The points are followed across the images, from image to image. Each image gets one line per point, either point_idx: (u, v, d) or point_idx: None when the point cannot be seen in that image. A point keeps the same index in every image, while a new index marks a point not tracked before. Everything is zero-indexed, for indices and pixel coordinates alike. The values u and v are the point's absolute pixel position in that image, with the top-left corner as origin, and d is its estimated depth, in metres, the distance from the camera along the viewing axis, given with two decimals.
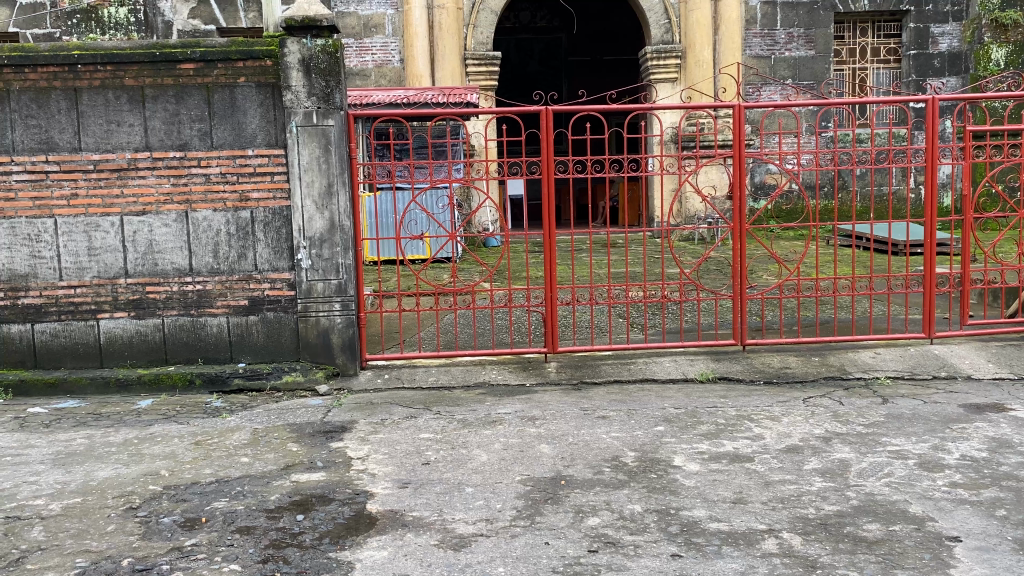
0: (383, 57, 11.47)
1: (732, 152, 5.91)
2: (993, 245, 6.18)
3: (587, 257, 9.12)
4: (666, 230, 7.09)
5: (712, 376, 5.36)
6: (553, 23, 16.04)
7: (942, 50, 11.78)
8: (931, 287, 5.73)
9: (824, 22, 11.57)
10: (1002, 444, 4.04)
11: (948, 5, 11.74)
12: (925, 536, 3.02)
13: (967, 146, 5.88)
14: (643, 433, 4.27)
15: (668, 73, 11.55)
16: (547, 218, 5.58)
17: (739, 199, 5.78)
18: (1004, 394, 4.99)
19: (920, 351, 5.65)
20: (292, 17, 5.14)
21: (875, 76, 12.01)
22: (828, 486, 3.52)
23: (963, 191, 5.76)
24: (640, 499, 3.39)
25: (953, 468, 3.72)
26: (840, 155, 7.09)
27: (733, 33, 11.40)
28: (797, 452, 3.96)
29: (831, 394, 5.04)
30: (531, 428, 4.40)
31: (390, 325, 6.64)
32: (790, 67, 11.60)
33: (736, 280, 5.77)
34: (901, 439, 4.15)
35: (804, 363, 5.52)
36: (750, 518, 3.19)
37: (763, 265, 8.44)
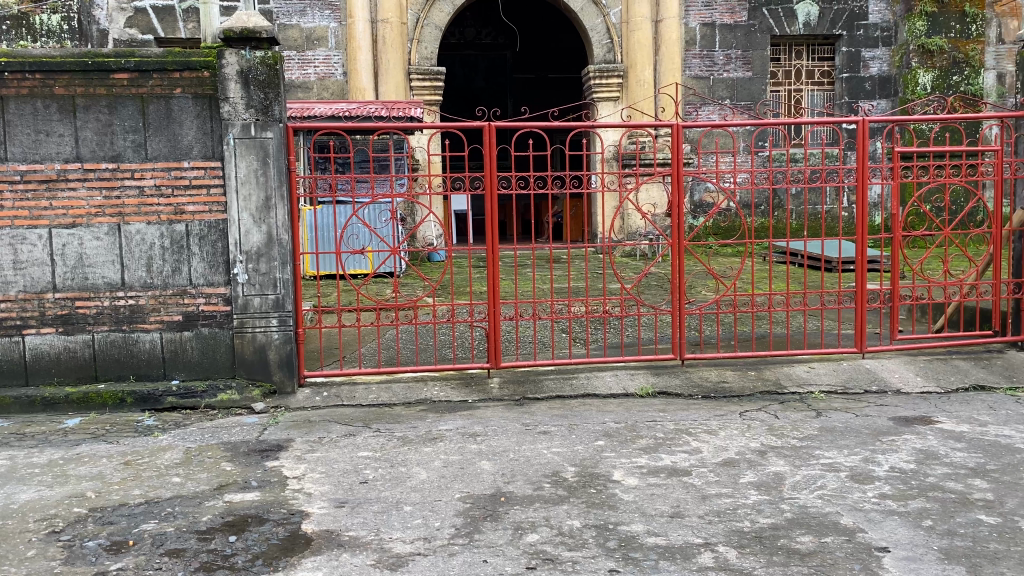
0: (326, 70, 11.39)
1: (671, 170, 5.99)
2: (921, 261, 6.34)
3: (530, 272, 9.14)
4: (607, 245, 7.15)
5: (652, 392, 5.42)
6: (499, 40, 16.12)
7: (872, 73, 12.14)
8: (862, 302, 5.88)
9: (761, 44, 11.86)
10: (928, 456, 4.18)
11: (877, 30, 12.12)
12: (855, 547, 3.09)
13: (895, 167, 6.06)
14: (583, 448, 4.28)
15: (610, 92, 11.72)
16: (490, 233, 5.57)
17: (678, 216, 5.89)
18: (931, 407, 5.17)
19: (852, 364, 5.80)
20: (230, 28, 5.06)
21: (810, 98, 12.34)
22: (763, 499, 3.58)
23: (892, 211, 5.94)
24: (579, 514, 3.39)
25: (883, 480, 3.82)
26: (776, 174, 7.25)
27: (672, 54, 11.65)
28: (734, 465, 4.02)
29: (767, 407, 5.14)
30: (472, 444, 4.38)
31: (329, 341, 6.55)
32: (727, 87, 11.86)
33: (675, 295, 5.85)
34: (834, 451, 4.25)
35: (740, 377, 5.61)
36: (687, 532, 3.22)
37: (702, 281, 8.56)
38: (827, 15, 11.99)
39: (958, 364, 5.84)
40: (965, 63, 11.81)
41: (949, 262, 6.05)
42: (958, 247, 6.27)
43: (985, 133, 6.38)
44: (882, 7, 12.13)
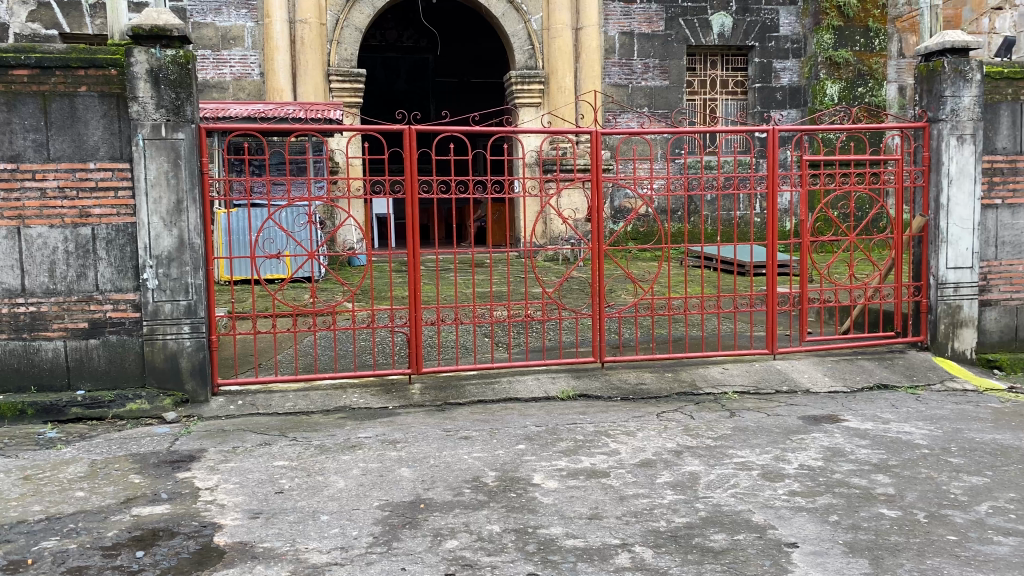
0: (242, 70, 11.13)
1: (591, 176, 6.07)
2: (827, 265, 6.58)
3: (452, 277, 9.12)
4: (529, 249, 7.19)
5: (573, 394, 5.48)
6: (420, 43, 16.18)
7: (783, 84, 12.55)
8: (773, 305, 6.07)
9: (678, 54, 12.13)
10: (835, 453, 4.34)
11: (788, 42, 12.55)
12: (766, 544, 3.18)
13: (803, 175, 6.27)
14: (504, 453, 4.29)
15: (531, 98, 11.80)
16: (411, 237, 5.53)
17: (597, 221, 5.96)
18: (838, 406, 5.37)
19: (764, 365, 5.99)
20: (139, 25, 4.90)
21: (724, 107, 12.71)
22: (679, 499, 3.65)
23: (800, 217, 6.15)
24: (499, 518, 3.39)
25: (792, 477, 3.95)
26: (691, 181, 7.43)
27: (592, 62, 11.80)
28: (651, 466, 4.09)
29: (683, 408, 5.25)
30: (391, 451, 4.33)
31: (244, 348, 6.39)
32: (646, 96, 12.10)
33: (595, 299, 5.92)
34: (747, 450, 4.37)
35: (658, 379, 5.73)
36: (604, 533, 3.26)
37: (621, 285, 8.68)
38: (740, 27, 12.36)
39: (863, 364, 6.09)
40: (869, 75, 12.36)
41: (854, 266, 6.30)
42: (862, 251, 6.53)
43: (887, 144, 6.66)
44: (792, 20, 12.55)
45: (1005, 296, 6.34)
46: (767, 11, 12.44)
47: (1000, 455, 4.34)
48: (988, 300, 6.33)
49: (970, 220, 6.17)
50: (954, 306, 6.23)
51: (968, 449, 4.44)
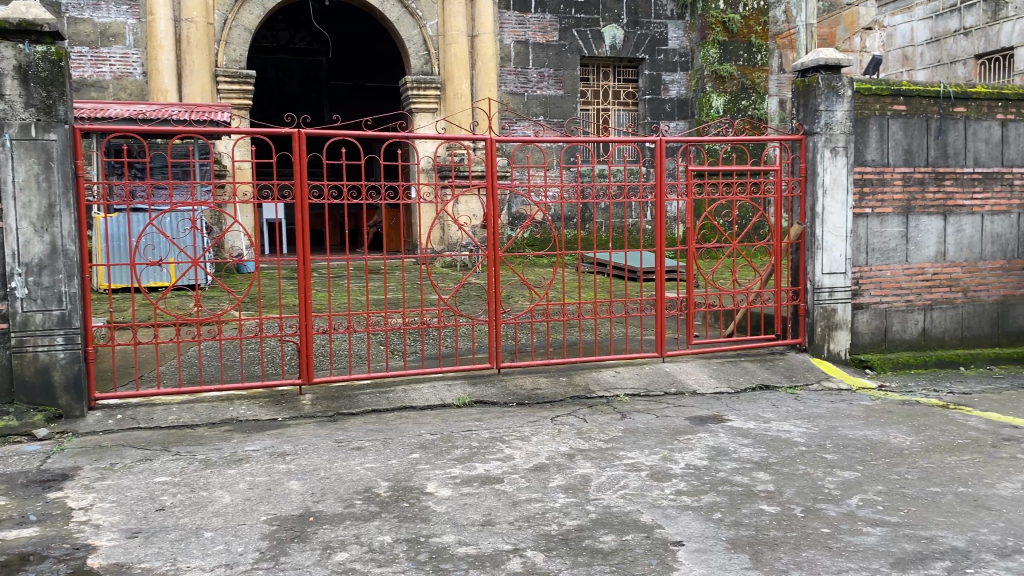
0: (123, 69, 10.64)
1: (485, 182, 6.09)
2: (713, 271, 6.82)
3: (345, 283, 8.97)
4: (424, 256, 7.16)
5: (468, 401, 5.48)
6: (313, 45, 15.84)
7: (671, 96, 12.97)
8: (662, 310, 6.24)
9: (571, 64, 12.35)
10: (720, 452, 4.50)
11: (676, 55, 12.97)
12: (653, 543, 3.26)
13: (690, 184, 6.47)
14: (397, 462, 4.25)
15: (427, 103, 11.77)
16: (302, 244, 5.42)
17: (493, 228, 6.00)
18: (723, 406, 5.58)
19: (654, 368, 6.16)
20: (5, 19, 4.63)
21: (616, 117, 13.01)
22: (570, 501, 3.71)
23: (687, 225, 6.35)
24: (390, 529, 3.36)
25: (679, 476, 4.07)
26: (583, 189, 7.58)
27: (487, 69, 11.88)
28: (544, 470, 4.14)
29: (576, 412, 5.34)
30: (280, 464, 4.23)
31: (123, 360, 6.10)
32: (541, 104, 12.25)
33: (491, 305, 5.95)
34: (636, 452, 4.48)
35: (553, 383, 5.80)
36: (496, 539, 3.27)
37: (518, 292, 8.74)
38: (631, 39, 12.69)
39: (746, 365, 6.35)
40: (752, 89, 12.91)
41: (738, 272, 6.55)
42: (746, 258, 6.80)
43: (767, 155, 6.97)
44: (680, 34, 12.99)
45: (875, 299, 6.73)
46: (657, 24, 12.83)
47: (870, 450, 4.60)
48: (861, 303, 6.70)
49: (843, 227, 6.52)
50: (829, 309, 6.57)
51: (841, 445, 4.69)
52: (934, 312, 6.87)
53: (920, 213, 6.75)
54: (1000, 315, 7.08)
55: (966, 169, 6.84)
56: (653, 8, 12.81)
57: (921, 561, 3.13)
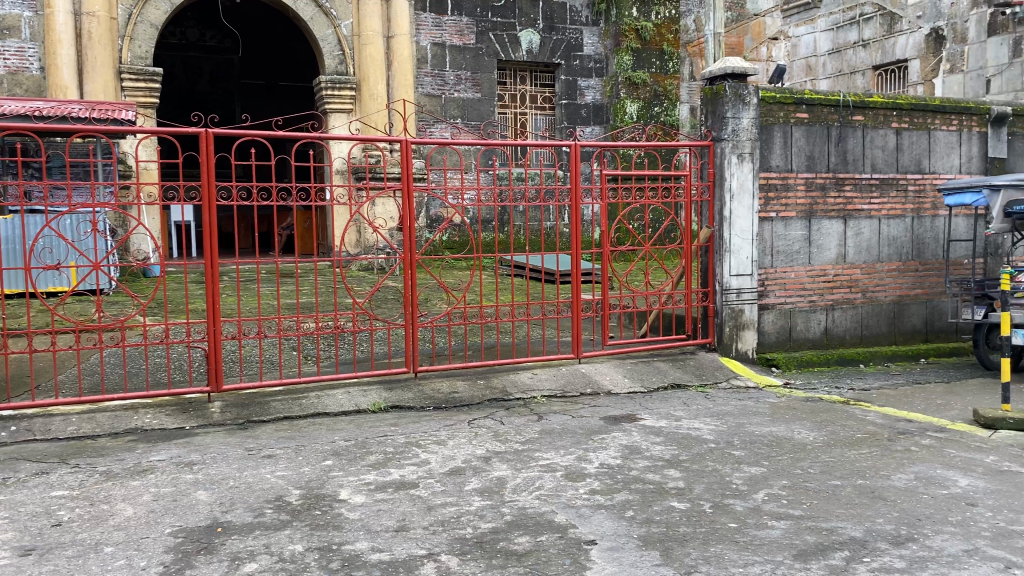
0: (18, 64, 10.12)
1: (401, 185, 6.05)
2: (628, 273, 6.93)
3: (257, 287, 8.76)
4: (339, 259, 7.05)
5: (384, 406, 5.43)
6: (224, 43, 15.46)
7: (587, 101, 13.14)
8: (578, 312, 6.32)
9: (488, 67, 12.36)
10: (633, 451, 4.58)
11: (591, 61, 13.15)
12: (567, 543, 3.30)
13: (604, 188, 6.57)
14: (310, 470, 4.17)
15: (341, 104, 11.60)
16: (210, 247, 5.27)
17: (408, 230, 5.95)
18: (637, 405, 5.68)
19: (570, 370, 6.22)
20: None
21: (533, 121, 13.10)
22: (485, 504, 3.71)
23: (602, 228, 6.44)
24: (302, 537, 3.30)
25: (593, 476, 4.12)
26: (499, 192, 7.61)
27: (404, 71, 11.83)
28: (459, 474, 4.13)
29: (493, 414, 5.35)
30: (187, 474, 4.10)
31: (18, 369, 5.81)
32: (459, 107, 12.22)
33: (407, 309, 5.90)
34: (552, 453, 4.52)
35: (470, 387, 5.79)
36: (410, 545, 3.25)
37: (435, 295, 8.70)
38: (547, 44, 12.81)
39: (659, 365, 6.48)
40: (664, 96, 13.21)
41: (651, 273, 6.68)
42: (659, 260, 6.95)
43: (678, 160, 7.13)
44: (595, 40, 13.17)
45: (780, 300, 6.98)
46: (572, 30, 12.99)
47: (775, 445, 4.77)
48: (767, 304, 6.93)
49: (750, 231, 6.73)
50: (737, 310, 6.77)
51: (748, 441, 4.84)
52: (835, 312, 7.17)
53: (821, 217, 7.04)
54: (896, 314, 7.44)
55: (864, 175, 7.16)
56: (568, 15, 12.95)
57: (822, 552, 3.26)
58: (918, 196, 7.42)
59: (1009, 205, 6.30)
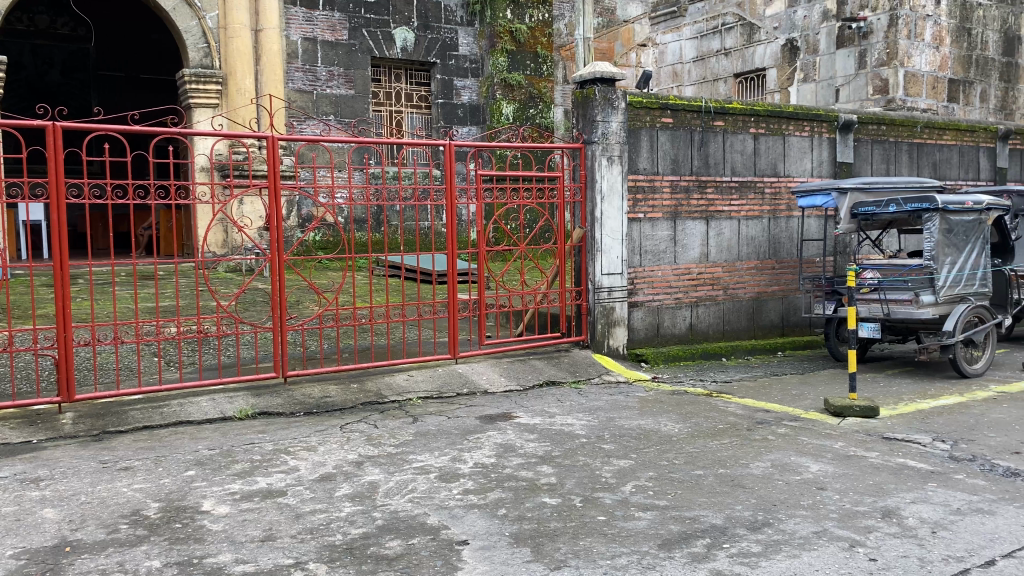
0: None
1: (268, 183, 5.87)
2: (503, 273, 6.97)
3: (116, 290, 8.29)
4: (204, 260, 6.77)
5: (252, 413, 5.26)
6: (77, 31, 14.58)
7: (463, 101, 13.15)
8: (453, 312, 6.31)
9: (362, 64, 12.19)
10: (507, 449, 4.62)
11: (467, 61, 13.18)
12: (439, 544, 3.29)
13: (478, 188, 6.59)
14: (170, 481, 3.98)
15: (208, 99, 11.17)
16: (59, 248, 4.94)
17: (276, 230, 5.79)
18: (511, 404, 5.74)
19: (446, 370, 6.21)
20: None
21: (410, 120, 12.96)
22: (356, 510, 3.65)
23: (477, 227, 6.46)
24: (159, 553, 3.14)
25: (467, 476, 4.13)
26: (373, 192, 7.52)
27: (273, 64, 11.46)
28: (330, 480, 4.04)
29: (367, 418, 5.27)
30: (33, 491, 3.83)
31: None
32: (331, 104, 11.98)
33: (275, 311, 5.73)
34: (426, 454, 4.50)
35: (343, 391, 5.68)
36: (277, 554, 3.16)
37: (306, 296, 8.49)
38: (421, 43, 12.73)
39: (535, 363, 6.57)
40: (539, 98, 13.39)
41: (526, 273, 6.75)
42: (533, 259, 7.03)
43: (551, 161, 7.24)
44: (470, 41, 13.20)
45: (649, 297, 7.20)
46: (447, 30, 12.95)
47: (643, 438, 4.92)
48: (636, 302, 7.14)
49: (619, 231, 6.92)
50: (608, 308, 6.95)
51: (619, 435, 4.97)
52: (699, 309, 7.47)
53: (686, 217, 7.32)
54: (755, 310, 7.83)
55: (724, 177, 7.51)
56: (443, 14, 12.92)
57: (684, 540, 3.38)
58: (774, 198, 7.84)
59: (857, 206, 6.75)
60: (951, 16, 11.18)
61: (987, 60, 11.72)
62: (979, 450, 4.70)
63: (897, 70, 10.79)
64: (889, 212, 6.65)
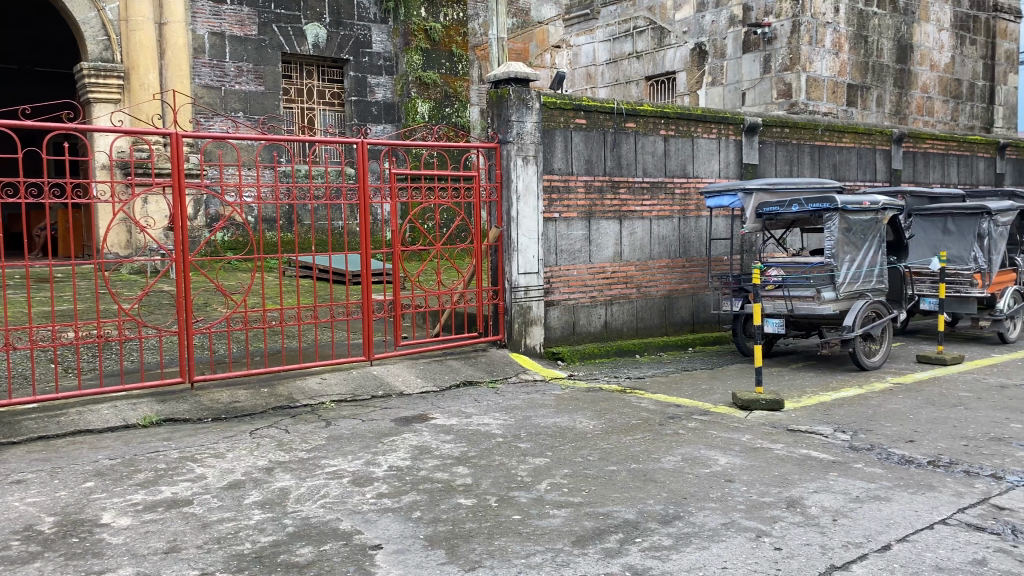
0: None
1: (171, 181, 5.66)
2: (418, 273, 6.91)
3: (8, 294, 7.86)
4: (105, 262, 6.48)
5: (156, 420, 5.07)
6: None
7: (378, 99, 13.02)
8: (368, 313, 6.21)
9: (272, 59, 11.92)
10: (422, 451, 4.58)
11: (381, 59, 13.04)
12: (351, 550, 3.23)
13: (393, 187, 6.51)
14: (67, 494, 3.80)
15: (108, 93, 10.72)
16: None
17: (181, 230, 5.59)
18: (427, 405, 5.70)
19: (361, 372, 6.12)
20: None
21: (322, 117, 12.71)
22: (266, 517, 3.56)
23: (392, 227, 6.37)
24: (54, 570, 2.99)
25: (381, 480, 4.08)
26: (284, 191, 7.34)
27: (179, 60, 11.09)
28: (239, 487, 3.93)
29: (278, 423, 5.15)
30: None
31: None
32: (240, 100, 11.68)
33: (180, 314, 5.54)
34: (339, 459, 4.42)
35: (253, 395, 5.53)
36: (181, 566, 3.05)
37: (214, 297, 8.25)
38: (334, 40, 12.51)
39: (451, 363, 6.54)
40: (453, 98, 13.32)
41: (442, 272, 6.70)
42: (449, 259, 6.99)
43: (467, 160, 7.22)
44: (384, 38, 13.06)
45: (564, 296, 7.27)
46: (360, 27, 12.77)
47: (558, 436, 4.96)
48: (552, 301, 7.19)
49: (535, 231, 6.96)
50: (525, 307, 6.97)
51: (534, 434, 4.99)
52: (614, 307, 7.59)
53: (600, 217, 7.42)
54: (666, 308, 7.99)
55: (636, 178, 7.65)
56: (356, 10, 12.73)
57: (598, 536, 3.42)
58: (684, 198, 8.03)
59: (762, 206, 6.97)
60: (848, 24, 11.67)
61: (881, 67, 12.27)
62: (876, 440, 4.92)
63: (799, 75, 11.17)
64: (791, 211, 6.89)
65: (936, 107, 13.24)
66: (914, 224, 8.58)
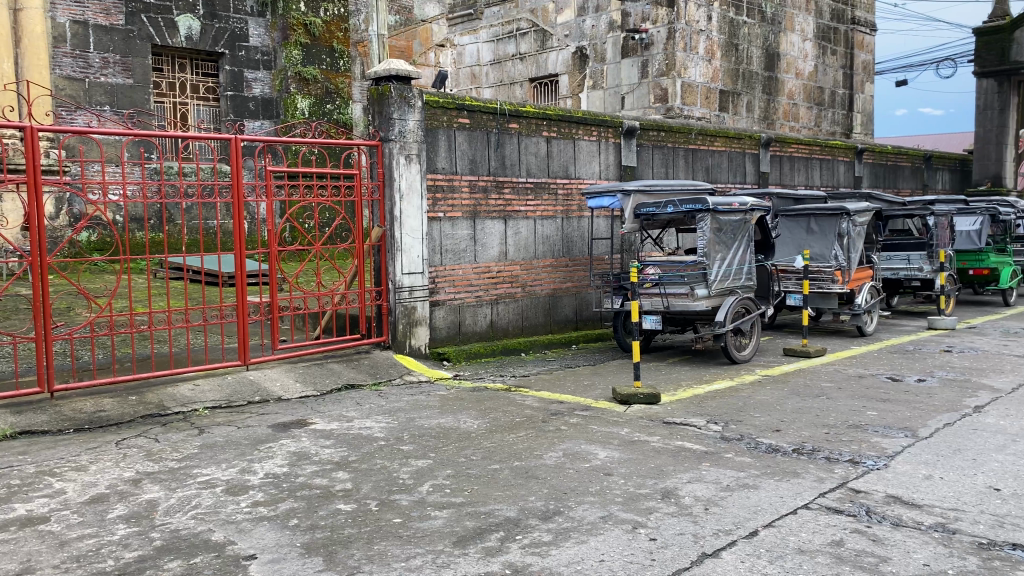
0: None
1: (25, 178, 5.30)
2: (298, 273, 6.72)
3: None
4: None
5: (10, 433, 4.75)
6: None
7: (255, 94, 12.60)
8: (243, 315, 6.00)
9: (141, 51, 11.36)
10: (301, 457, 4.47)
11: (258, 53, 12.63)
12: (223, 561, 3.12)
13: (269, 185, 6.31)
14: None
15: None
16: None
17: (37, 230, 5.23)
18: (308, 410, 5.58)
19: (236, 378, 5.91)
20: None
21: (197, 112, 12.19)
22: (131, 532, 3.39)
23: (268, 227, 6.18)
24: None
25: (256, 488, 3.96)
26: (153, 188, 7.00)
27: (36, 48, 10.39)
28: (102, 501, 3.73)
29: (147, 432, 4.92)
30: None
31: None
32: (106, 93, 11.08)
33: (38, 320, 5.19)
34: (212, 467, 4.26)
35: (120, 404, 5.26)
36: None
37: (76, 301, 7.79)
38: (208, 32, 12.06)
39: (333, 366, 6.42)
40: (335, 94, 13.20)
41: (322, 273, 6.55)
42: (330, 260, 6.84)
43: (348, 158, 7.09)
44: (261, 32, 12.68)
45: (450, 296, 7.26)
46: (236, 20, 12.35)
47: (441, 437, 4.94)
48: (437, 301, 7.17)
49: (419, 230, 6.91)
50: (409, 307, 6.90)
51: (417, 436, 4.96)
52: (499, 306, 7.63)
53: (484, 217, 7.46)
54: (550, 306, 8.10)
55: (520, 178, 7.72)
56: (230, 3, 12.29)
57: (479, 535, 3.43)
58: (566, 198, 8.18)
59: (639, 206, 7.16)
60: (720, 32, 12.19)
61: (751, 74, 12.86)
62: (746, 430, 5.14)
63: (675, 80, 11.59)
64: (666, 212, 7.12)
65: (801, 113, 13.99)
66: (781, 223, 9.09)
